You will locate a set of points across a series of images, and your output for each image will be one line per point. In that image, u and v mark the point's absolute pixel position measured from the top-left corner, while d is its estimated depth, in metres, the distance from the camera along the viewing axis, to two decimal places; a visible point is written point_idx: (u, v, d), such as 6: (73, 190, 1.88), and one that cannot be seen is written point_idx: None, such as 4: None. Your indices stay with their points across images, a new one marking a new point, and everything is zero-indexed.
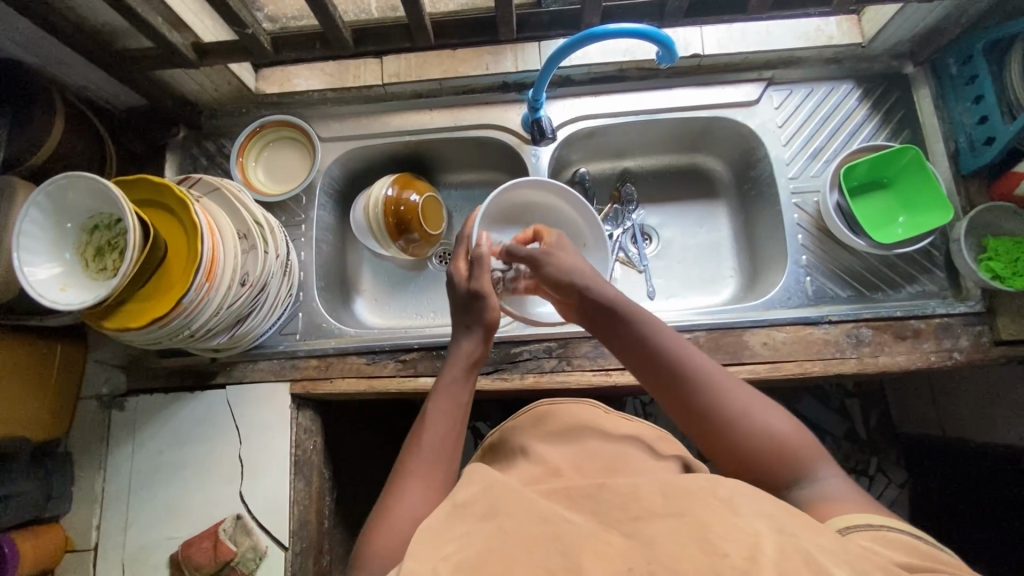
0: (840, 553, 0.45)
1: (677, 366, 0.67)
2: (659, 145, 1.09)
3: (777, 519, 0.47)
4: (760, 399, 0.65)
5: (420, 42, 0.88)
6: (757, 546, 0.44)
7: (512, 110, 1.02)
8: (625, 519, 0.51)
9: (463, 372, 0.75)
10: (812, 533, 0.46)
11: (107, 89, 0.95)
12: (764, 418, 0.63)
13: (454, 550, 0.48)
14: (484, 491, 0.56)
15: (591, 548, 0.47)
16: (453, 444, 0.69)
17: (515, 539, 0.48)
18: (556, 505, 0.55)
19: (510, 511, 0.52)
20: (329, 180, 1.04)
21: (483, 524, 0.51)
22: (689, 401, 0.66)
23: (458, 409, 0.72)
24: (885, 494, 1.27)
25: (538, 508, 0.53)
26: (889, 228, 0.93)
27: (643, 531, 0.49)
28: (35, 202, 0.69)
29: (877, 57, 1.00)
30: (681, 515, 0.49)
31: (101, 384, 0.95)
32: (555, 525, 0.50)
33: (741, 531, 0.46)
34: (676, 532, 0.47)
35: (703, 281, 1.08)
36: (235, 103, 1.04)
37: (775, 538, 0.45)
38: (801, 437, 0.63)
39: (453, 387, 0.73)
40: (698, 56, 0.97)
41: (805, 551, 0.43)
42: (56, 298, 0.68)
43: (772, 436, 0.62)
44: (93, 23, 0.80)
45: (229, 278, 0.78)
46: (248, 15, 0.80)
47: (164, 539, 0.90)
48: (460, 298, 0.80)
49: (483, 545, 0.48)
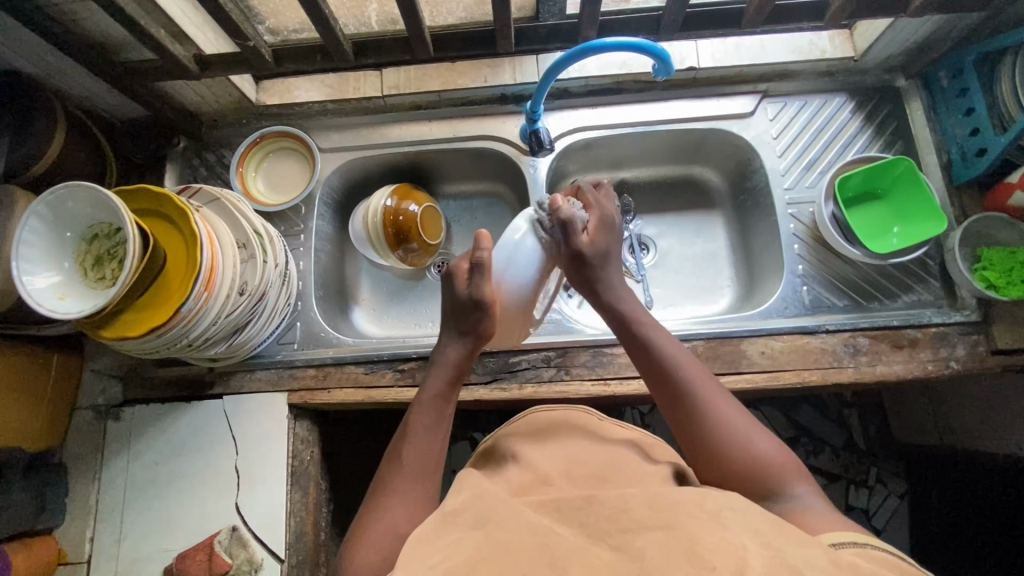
0: (828, 562, 0.44)
1: (676, 381, 0.69)
2: (655, 156, 1.10)
3: (763, 534, 0.46)
4: (754, 425, 0.65)
5: (420, 55, 0.89)
6: (745, 560, 0.42)
7: (510, 122, 1.03)
8: (613, 529, 0.50)
9: (444, 383, 0.73)
10: (799, 548, 0.45)
11: (108, 100, 0.95)
12: (748, 443, 0.64)
13: (438, 561, 0.47)
14: (467, 509, 0.55)
15: (577, 557, 0.46)
16: (433, 457, 0.69)
17: (502, 547, 0.47)
18: (544, 515, 0.54)
19: (496, 523, 0.51)
20: (328, 191, 1.05)
21: (467, 538, 0.50)
22: (680, 412, 0.68)
23: (438, 428, 0.71)
24: (885, 504, 1.26)
25: (529, 521, 0.51)
26: (885, 239, 0.94)
27: (631, 541, 0.47)
28: (35, 211, 0.69)
29: (869, 71, 1.01)
30: (669, 528, 0.47)
31: (98, 395, 0.95)
32: (542, 536, 0.49)
33: (729, 545, 0.44)
34: (664, 542, 0.46)
35: (700, 291, 1.08)
36: (236, 115, 1.05)
37: (762, 552, 0.44)
38: (791, 462, 0.63)
39: (435, 400, 0.72)
40: (693, 69, 0.99)
41: (791, 564, 0.42)
42: (54, 307, 0.68)
43: (752, 454, 0.63)
44: (96, 35, 0.81)
45: (227, 287, 0.78)
46: (250, 28, 0.81)
47: (159, 551, 0.89)
48: (460, 302, 0.73)
49: (466, 556, 0.46)
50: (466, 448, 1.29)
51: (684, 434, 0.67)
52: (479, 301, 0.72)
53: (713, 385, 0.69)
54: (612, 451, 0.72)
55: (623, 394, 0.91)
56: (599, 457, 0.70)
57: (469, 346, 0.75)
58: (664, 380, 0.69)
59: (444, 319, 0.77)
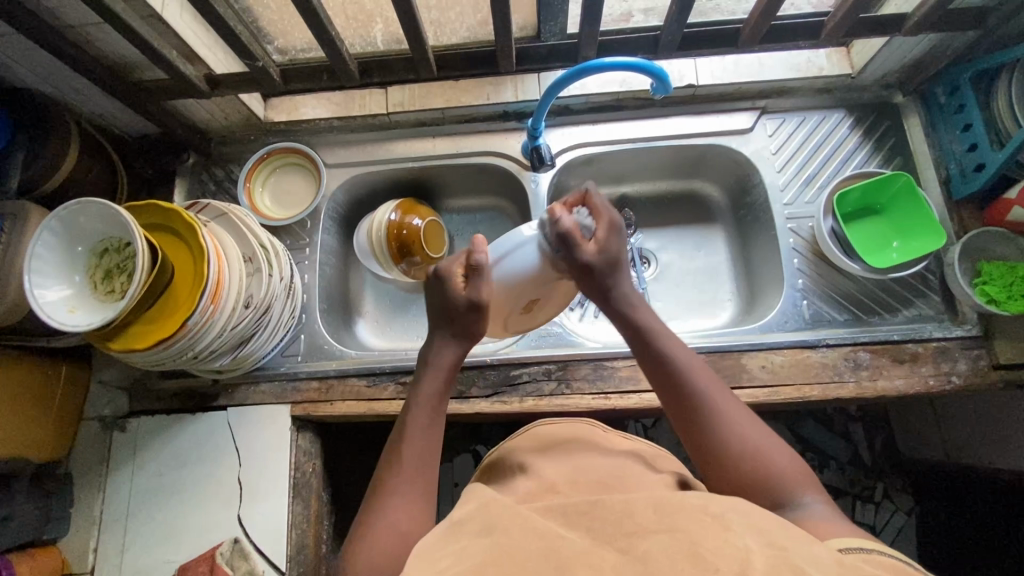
0: (831, 564, 0.44)
1: (690, 387, 0.69)
2: (657, 171, 1.11)
3: (767, 536, 0.47)
4: (767, 434, 0.65)
5: (424, 74, 0.91)
6: (747, 562, 0.43)
7: (512, 138, 1.05)
8: (618, 532, 0.50)
9: (441, 384, 0.73)
10: (801, 548, 0.45)
11: (121, 118, 0.98)
12: (761, 450, 0.64)
13: (446, 566, 0.47)
14: (473, 518, 0.55)
15: (582, 562, 0.46)
16: (431, 457, 0.69)
17: (507, 553, 0.47)
18: (549, 519, 0.54)
19: (502, 530, 0.51)
20: (334, 206, 1.07)
21: (471, 545, 0.50)
22: (695, 424, 0.67)
23: (432, 430, 0.70)
24: (892, 521, 1.25)
25: (535, 526, 0.51)
26: (884, 253, 0.94)
27: (637, 544, 0.47)
28: (49, 226, 0.71)
29: (867, 87, 1.02)
30: (673, 530, 0.48)
31: (104, 406, 0.97)
32: (548, 542, 0.49)
33: (732, 548, 0.44)
34: (668, 545, 0.46)
35: (701, 304, 1.09)
36: (244, 131, 1.07)
37: (765, 553, 0.44)
38: (801, 472, 0.63)
39: (429, 401, 0.72)
40: (692, 86, 1.00)
41: (793, 564, 0.42)
42: (65, 319, 0.70)
43: (772, 469, 0.62)
44: (111, 56, 0.83)
45: (233, 302, 0.80)
46: (258, 48, 0.84)
47: (162, 562, 0.89)
48: (455, 306, 0.74)
49: (474, 562, 0.47)
50: (468, 462, 1.29)
51: (696, 445, 0.67)
52: (478, 304, 0.73)
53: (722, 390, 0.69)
54: (612, 459, 0.71)
55: (625, 407, 0.91)
56: (599, 467, 0.70)
57: (461, 351, 0.76)
58: (679, 392, 0.69)
59: (434, 320, 0.76)
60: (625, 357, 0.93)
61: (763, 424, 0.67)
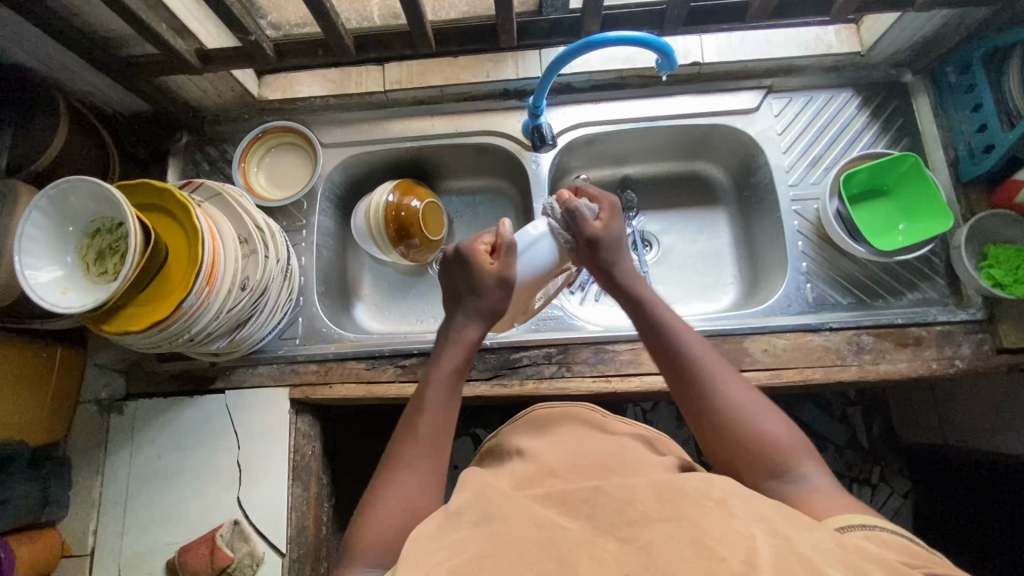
0: (835, 550, 0.43)
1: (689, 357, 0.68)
2: (659, 152, 1.09)
3: (771, 520, 0.46)
4: (765, 406, 0.65)
5: (422, 50, 0.89)
6: (752, 550, 0.42)
7: (512, 117, 1.03)
8: (618, 521, 0.49)
9: (460, 361, 0.70)
10: (804, 533, 0.45)
11: (111, 94, 0.95)
12: (758, 420, 0.63)
13: (444, 558, 0.46)
14: (470, 507, 0.54)
15: (584, 554, 0.45)
16: (444, 433, 0.66)
17: (504, 544, 0.47)
18: (548, 507, 0.54)
19: (502, 520, 0.51)
20: (331, 186, 1.05)
21: (471, 536, 0.49)
22: (690, 393, 0.67)
23: (447, 408, 0.68)
24: (887, 504, 1.24)
25: (536, 515, 0.51)
26: (890, 236, 0.93)
27: (639, 532, 0.47)
28: (38, 206, 0.69)
29: (876, 65, 1.00)
30: (676, 518, 0.47)
31: (101, 389, 0.95)
32: (548, 532, 0.48)
33: (737, 534, 0.44)
34: (672, 533, 0.45)
35: (703, 288, 1.08)
36: (238, 110, 1.05)
37: (769, 540, 0.43)
38: (801, 442, 0.62)
39: (444, 379, 0.69)
40: (697, 64, 0.98)
41: (800, 552, 0.42)
42: (56, 301, 0.68)
43: (768, 438, 0.62)
44: (99, 30, 0.81)
45: (229, 283, 0.78)
46: (251, 22, 0.81)
47: (163, 544, 0.89)
48: (477, 282, 0.72)
49: (474, 552, 0.46)
50: (468, 444, 1.29)
51: (682, 400, 0.68)
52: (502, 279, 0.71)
53: (721, 362, 0.69)
54: (615, 444, 0.71)
55: (625, 390, 0.91)
56: (599, 450, 0.69)
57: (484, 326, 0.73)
58: (676, 361, 0.69)
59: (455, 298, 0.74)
60: (626, 341, 0.93)
61: (751, 387, 0.67)
